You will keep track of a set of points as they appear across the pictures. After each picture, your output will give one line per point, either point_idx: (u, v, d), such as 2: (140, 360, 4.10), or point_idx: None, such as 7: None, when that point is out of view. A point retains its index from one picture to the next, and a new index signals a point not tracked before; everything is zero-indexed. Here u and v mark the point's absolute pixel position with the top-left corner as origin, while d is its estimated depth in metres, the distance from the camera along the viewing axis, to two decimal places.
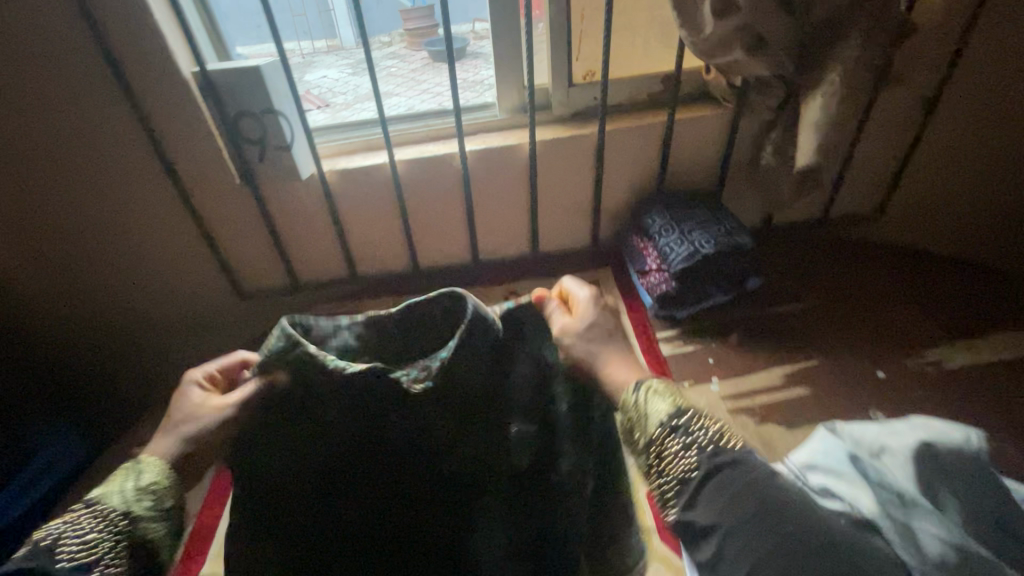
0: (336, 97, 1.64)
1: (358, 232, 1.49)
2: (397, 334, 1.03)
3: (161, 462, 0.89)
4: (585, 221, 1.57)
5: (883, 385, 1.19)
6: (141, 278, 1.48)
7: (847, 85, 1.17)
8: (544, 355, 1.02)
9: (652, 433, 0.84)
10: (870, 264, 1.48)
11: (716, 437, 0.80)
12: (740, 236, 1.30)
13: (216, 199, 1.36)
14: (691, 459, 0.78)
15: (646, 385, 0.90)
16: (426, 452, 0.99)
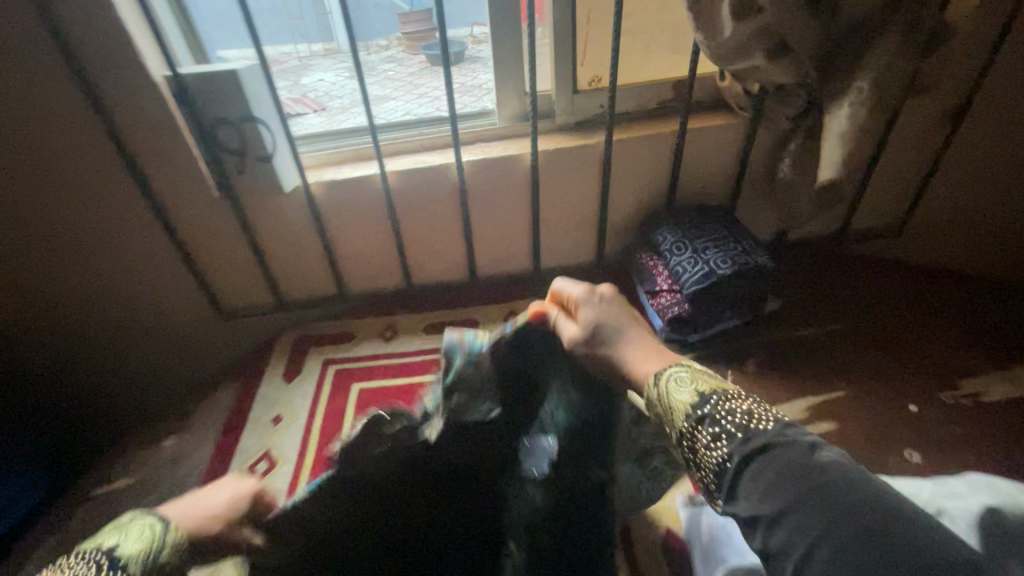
0: (332, 101, 1.55)
1: (347, 248, 1.39)
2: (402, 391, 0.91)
3: (179, 528, 0.75)
4: (590, 237, 1.47)
5: (916, 420, 1.10)
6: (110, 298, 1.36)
7: (877, 94, 1.08)
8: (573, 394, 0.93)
9: (679, 427, 0.74)
10: (891, 285, 1.39)
11: (745, 419, 0.69)
12: (757, 256, 1.21)
13: (192, 214, 1.26)
14: (722, 447, 0.68)
15: (666, 373, 0.80)
16: (470, 467, 0.93)
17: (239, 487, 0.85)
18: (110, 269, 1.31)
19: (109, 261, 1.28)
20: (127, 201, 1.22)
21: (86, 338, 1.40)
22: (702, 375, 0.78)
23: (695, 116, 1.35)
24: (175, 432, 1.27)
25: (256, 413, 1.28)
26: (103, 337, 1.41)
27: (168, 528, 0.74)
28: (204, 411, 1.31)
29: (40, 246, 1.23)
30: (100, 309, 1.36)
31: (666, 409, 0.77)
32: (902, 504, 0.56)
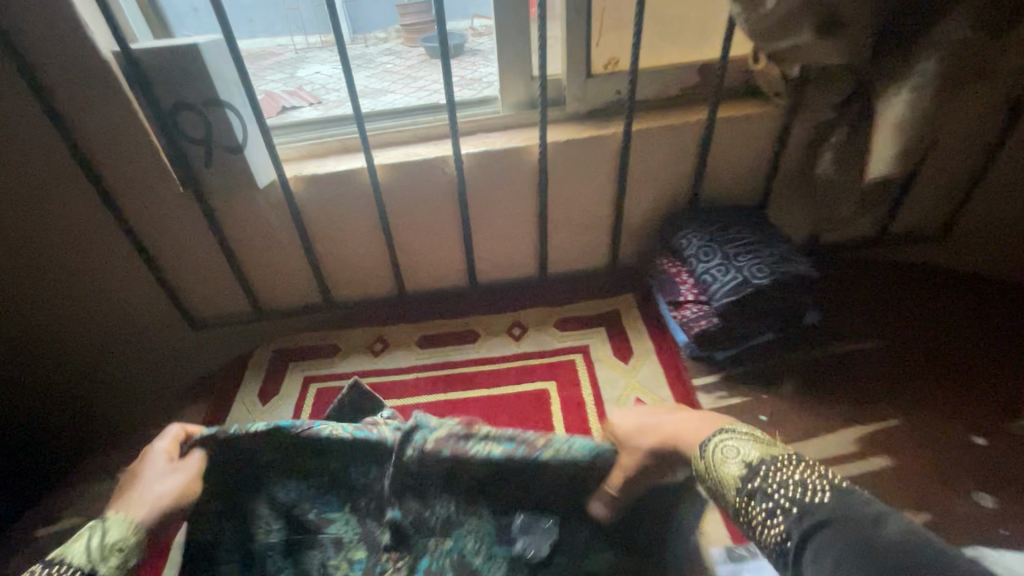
0: (329, 93, 1.33)
1: (332, 252, 1.24)
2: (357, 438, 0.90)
3: (129, 517, 0.75)
4: (604, 240, 1.32)
5: (984, 456, 0.95)
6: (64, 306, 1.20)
7: (943, 76, 0.93)
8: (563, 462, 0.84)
9: (732, 501, 0.64)
10: (940, 297, 1.25)
11: (799, 488, 0.59)
12: (798, 262, 1.07)
13: (156, 214, 1.11)
14: (779, 523, 0.58)
15: (717, 438, 0.70)
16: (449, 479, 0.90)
17: (158, 457, 0.85)
18: (63, 277, 1.15)
19: (63, 267, 1.14)
20: (80, 199, 1.06)
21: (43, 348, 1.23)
22: (760, 439, 0.68)
23: (724, 104, 1.20)
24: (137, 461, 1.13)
25: None
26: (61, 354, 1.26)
27: (120, 520, 0.74)
28: None
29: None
30: (56, 321, 1.21)
31: (717, 480, 0.67)
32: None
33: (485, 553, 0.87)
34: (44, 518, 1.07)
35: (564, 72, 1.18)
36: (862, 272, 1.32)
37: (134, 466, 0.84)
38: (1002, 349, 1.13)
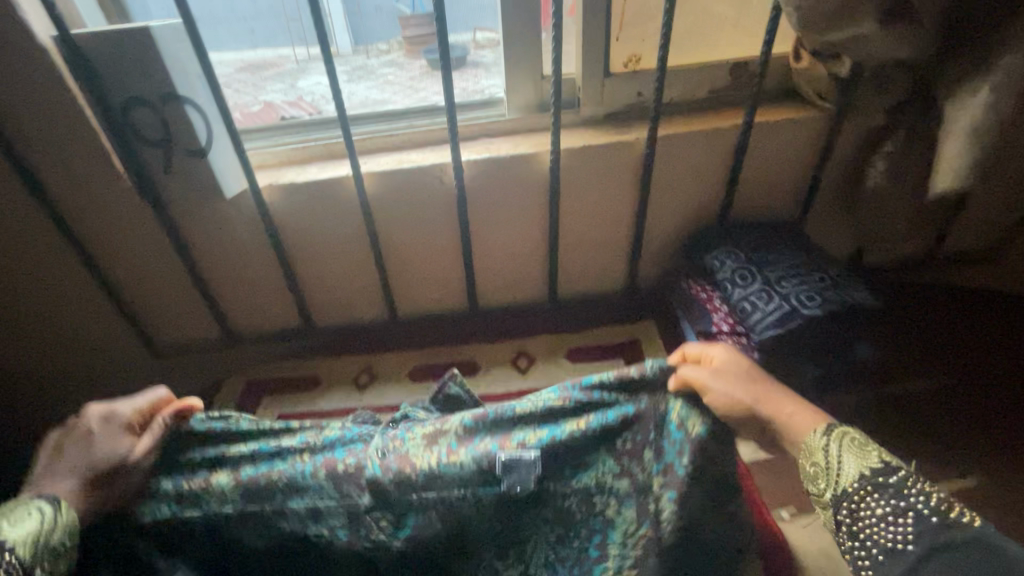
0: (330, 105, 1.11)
1: (314, 272, 1.09)
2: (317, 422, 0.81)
3: (77, 518, 0.65)
4: (621, 260, 1.17)
5: None
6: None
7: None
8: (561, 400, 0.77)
9: (845, 492, 0.61)
10: (992, 330, 1.15)
11: (939, 508, 0.55)
12: (853, 291, 0.91)
13: (111, 228, 0.96)
14: (903, 528, 0.56)
15: (843, 432, 0.65)
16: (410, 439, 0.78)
17: (120, 435, 0.72)
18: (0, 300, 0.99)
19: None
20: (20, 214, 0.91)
21: None
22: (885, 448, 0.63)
23: (762, 108, 1.05)
24: None
25: None
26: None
27: (72, 515, 0.64)
28: None
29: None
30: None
31: (829, 463, 0.63)
32: None
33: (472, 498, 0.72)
34: None
35: (579, 70, 1.04)
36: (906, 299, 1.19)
37: (86, 425, 0.72)
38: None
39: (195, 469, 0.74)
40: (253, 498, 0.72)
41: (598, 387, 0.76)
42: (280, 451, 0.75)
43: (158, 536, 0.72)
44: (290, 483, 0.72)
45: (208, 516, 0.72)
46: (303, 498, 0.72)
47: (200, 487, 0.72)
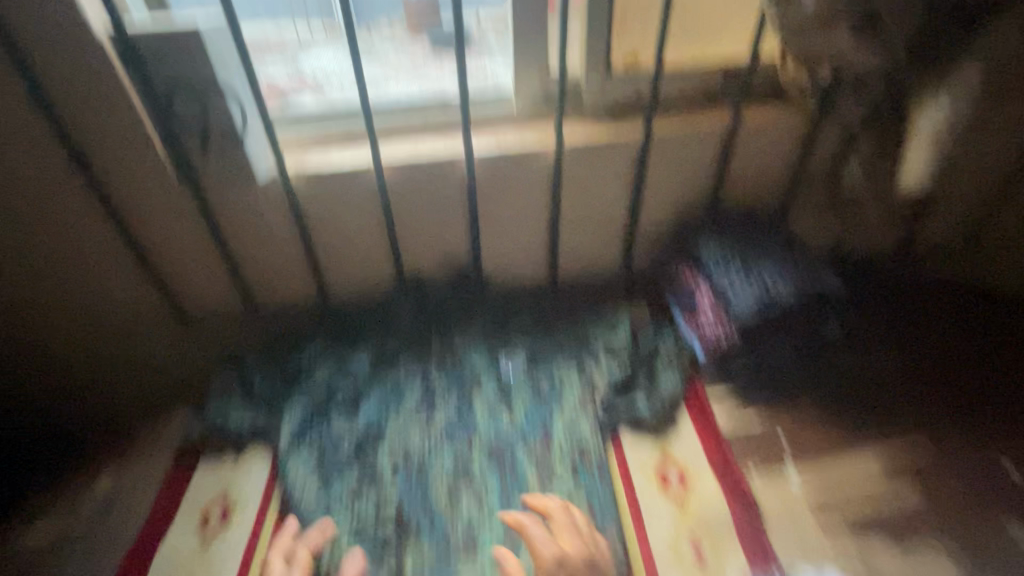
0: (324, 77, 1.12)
1: (330, 248, 1.17)
2: (397, 341, 1.16)
3: None
4: (618, 243, 1.25)
5: (1015, 490, 0.89)
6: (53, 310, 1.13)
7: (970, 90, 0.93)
8: (552, 315, 1.23)
9: None
10: (977, 315, 1.18)
11: None
12: (823, 275, 1.03)
13: (149, 200, 1.04)
14: None
15: None
16: (449, 330, 1.17)
17: None
18: (39, 260, 1.06)
19: (32, 248, 1.04)
20: (64, 183, 0.99)
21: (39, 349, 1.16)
22: None
23: (752, 106, 1.14)
24: (117, 466, 1.01)
25: (188, 495, 0.94)
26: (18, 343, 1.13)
27: None
28: (150, 445, 1.03)
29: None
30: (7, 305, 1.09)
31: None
32: None
33: (490, 368, 1.09)
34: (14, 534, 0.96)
35: (583, 67, 1.11)
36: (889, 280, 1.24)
37: None
38: None
39: (339, 352, 1.13)
40: (378, 363, 1.11)
41: (565, 308, 1.24)
42: (384, 341, 1.15)
43: (314, 384, 1.07)
44: (396, 351, 1.13)
45: (344, 376, 1.08)
46: (398, 357, 1.12)
47: (345, 359, 1.11)
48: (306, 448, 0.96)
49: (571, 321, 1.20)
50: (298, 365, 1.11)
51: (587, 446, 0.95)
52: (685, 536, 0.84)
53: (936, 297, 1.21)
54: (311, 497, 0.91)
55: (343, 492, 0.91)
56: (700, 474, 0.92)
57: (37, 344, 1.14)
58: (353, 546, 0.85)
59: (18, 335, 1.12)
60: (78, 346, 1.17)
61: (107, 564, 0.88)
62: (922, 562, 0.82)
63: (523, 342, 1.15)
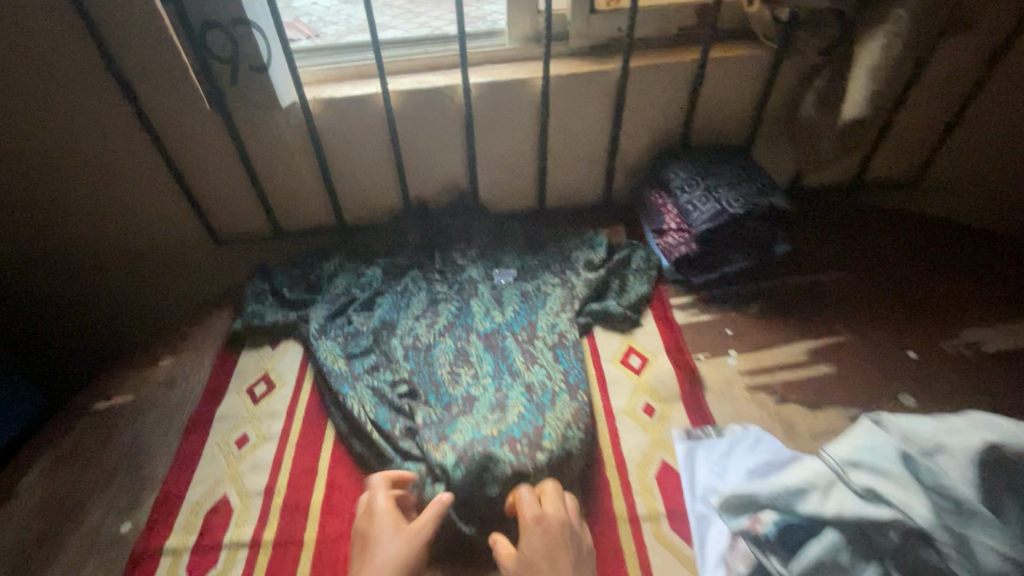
0: (328, 26, 1.33)
1: (344, 172, 1.32)
2: (405, 256, 1.33)
3: None
4: (599, 172, 1.41)
5: (914, 366, 1.09)
6: (113, 226, 1.33)
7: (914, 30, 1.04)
8: (539, 234, 1.39)
9: None
10: (910, 237, 1.35)
11: None
12: (772, 195, 1.18)
13: (187, 125, 1.19)
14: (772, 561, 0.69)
15: None
16: (448, 246, 1.35)
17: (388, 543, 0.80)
18: (96, 183, 1.25)
19: (89, 174, 1.23)
20: (116, 107, 1.14)
21: (107, 258, 1.39)
22: None
23: (720, 45, 1.26)
24: (173, 351, 1.19)
25: (239, 372, 1.14)
26: (87, 257, 1.38)
27: None
28: (199, 335, 1.21)
29: (12, 152, 1.17)
30: (72, 225, 1.31)
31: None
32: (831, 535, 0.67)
33: (484, 278, 1.27)
34: (86, 402, 1.11)
35: (568, 6, 1.23)
36: (837, 210, 1.43)
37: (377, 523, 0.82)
38: (957, 282, 1.24)
39: (355, 265, 1.31)
40: (389, 273, 1.29)
41: (552, 229, 1.41)
42: (392, 256, 1.33)
43: (335, 290, 1.25)
44: (403, 264, 1.31)
45: (360, 283, 1.27)
46: (406, 269, 1.30)
47: (361, 270, 1.30)
48: (330, 336, 1.16)
49: (555, 241, 1.36)
50: (321, 275, 1.29)
51: (565, 333, 1.13)
52: (642, 398, 1.05)
53: (878, 223, 1.38)
54: (335, 370, 1.08)
55: (363, 367, 1.10)
56: (656, 356, 1.12)
57: (102, 258, 1.39)
58: (372, 405, 1.03)
59: (85, 250, 1.36)
60: (133, 261, 1.40)
61: (173, 422, 1.06)
62: (829, 416, 1.01)
63: (514, 257, 1.33)
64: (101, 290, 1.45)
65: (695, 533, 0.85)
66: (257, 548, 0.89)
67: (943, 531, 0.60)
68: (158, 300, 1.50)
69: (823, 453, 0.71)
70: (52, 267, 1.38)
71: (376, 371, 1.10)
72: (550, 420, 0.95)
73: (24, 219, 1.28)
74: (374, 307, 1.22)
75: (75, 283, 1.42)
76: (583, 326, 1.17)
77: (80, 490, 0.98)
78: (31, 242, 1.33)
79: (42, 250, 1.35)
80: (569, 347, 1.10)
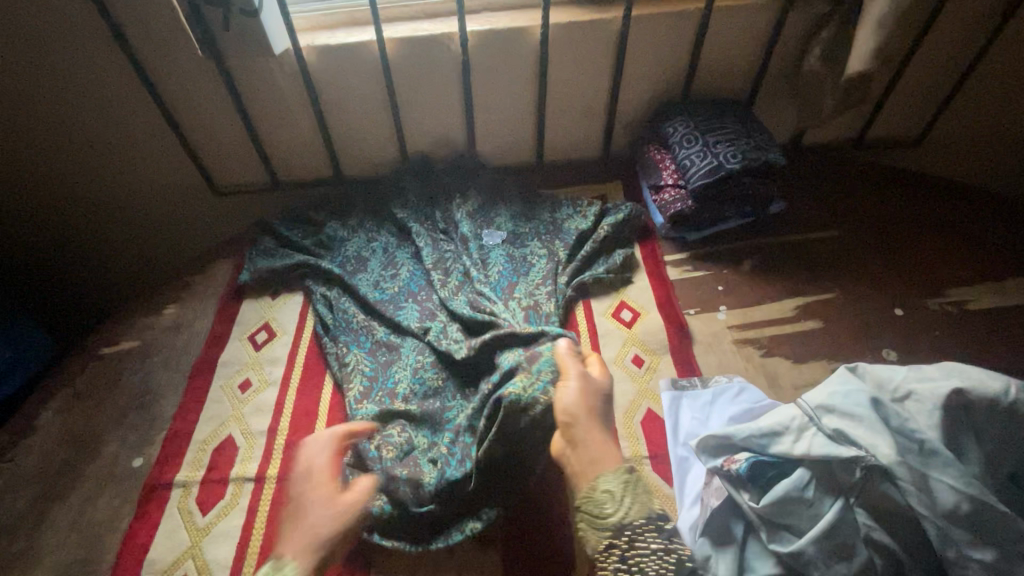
0: None
1: (340, 122, 1.31)
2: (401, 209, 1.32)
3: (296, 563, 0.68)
4: (599, 126, 1.40)
5: (899, 323, 1.11)
6: (111, 175, 1.33)
7: None
8: (537, 189, 1.39)
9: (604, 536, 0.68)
10: (908, 197, 1.34)
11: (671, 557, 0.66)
12: (771, 152, 1.18)
13: (182, 73, 1.17)
14: (742, 497, 0.73)
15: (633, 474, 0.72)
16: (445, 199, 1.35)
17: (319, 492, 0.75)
18: (93, 132, 1.25)
19: (85, 122, 1.23)
20: (108, 52, 1.12)
21: (108, 209, 1.40)
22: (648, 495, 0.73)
23: None
24: (176, 299, 1.22)
25: (241, 322, 1.17)
26: (86, 207, 1.39)
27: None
28: (202, 284, 1.24)
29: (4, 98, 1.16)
30: (72, 174, 1.32)
31: (596, 507, 0.70)
32: (810, 473, 0.70)
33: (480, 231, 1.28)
34: (93, 345, 1.15)
35: None
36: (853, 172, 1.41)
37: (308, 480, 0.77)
38: (950, 242, 1.25)
39: (352, 218, 1.31)
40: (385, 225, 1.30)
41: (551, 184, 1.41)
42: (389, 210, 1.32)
43: (332, 242, 1.26)
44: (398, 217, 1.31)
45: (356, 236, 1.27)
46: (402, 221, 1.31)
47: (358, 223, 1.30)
48: (330, 288, 1.18)
49: (548, 208, 1.31)
50: (332, 233, 1.27)
51: (546, 293, 1.13)
52: (631, 350, 1.08)
53: (876, 183, 1.38)
54: (354, 321, 1.11)
55: (380, 323, 1.12)
56: (646, 310, 1.14)
57: (105, 209, 1.40)
58: (369, 354, 1.06)
59: (89, 201, 1.38)
60: (132, 212, 1.41)
61: (180, 365, 1.10)
62: (811, 368, 1.05)
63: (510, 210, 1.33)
64: (103, 241, 1.47)
65: (676, 474, 0.91)
66: (262, 482, 0.94)
67: (904, 469, 0.64)
68: (161, 251, 1.52)
69: (798, 400, 0.75)
70: (56, 217, 1.40)
71: (395, 331, 1.11)
72: (522, 375, 0.91)
73: (25, 170, 1.29)
74: (397, 268, 1.20)
75: (78, 234, 1.44)
76: (568, 298, 1.15)
77: (94, 426, 1.03)
78: (35, 195, 1.34)
79: (45, 201, 1.36)
80: (545, 318, 1.09)
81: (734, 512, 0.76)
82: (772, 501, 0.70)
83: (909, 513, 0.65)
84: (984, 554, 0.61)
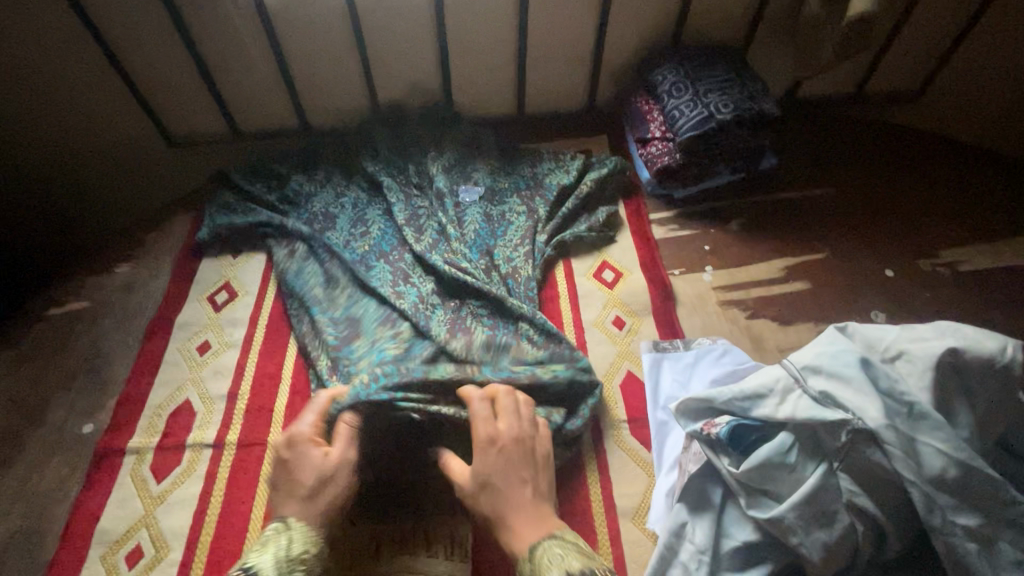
0: None
1: (303, 65, 1.21)
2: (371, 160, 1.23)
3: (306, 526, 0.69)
4: (584, 75, 1.30)
5: (889, 284, 1.07)
6: (52, 124, 1.22)
7: None
8: (518, 142, 1.30)
9: None
10: (905, 155, 1.29)
11: None
12: (764, 103, 1.11)
13: (123, 5, 1.07)
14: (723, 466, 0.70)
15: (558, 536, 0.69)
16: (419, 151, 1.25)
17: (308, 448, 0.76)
18: (27, 73, 1.13)
19: (18, 61, 1.11)
20: None
21: (51, 164, 1.29)
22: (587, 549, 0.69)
23: None
24: (129, 258, 1.13)
25: (197, 282, 1.09)
26: (28, 161, 1.28)
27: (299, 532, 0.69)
28: (156, 242, 1.16)
29: None
30: (7, 121, 1.20)
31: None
32: (793, 437, 0.67)
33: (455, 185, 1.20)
34: (40, 306, 1.07)
35: None
36: (850, 127, 1.35)
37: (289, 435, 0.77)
38: (945, 202, 1.20)
39: (319, 171, 1.22)
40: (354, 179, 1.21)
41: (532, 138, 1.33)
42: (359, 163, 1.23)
43: (297, 196, 1.18)
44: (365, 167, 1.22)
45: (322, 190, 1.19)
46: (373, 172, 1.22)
47: (325, 177, 1.21)
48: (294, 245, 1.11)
49: (529, 162, 1.23)
50: (296, 190, 1.18)
51: (524, 253, 1.07)
52: (612, 312, 1.03)
53: (872, 139, 1.32)
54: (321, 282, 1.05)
55: (344, 283, 1.05)
56: (629, 271, 1.09)
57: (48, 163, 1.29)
58: (335, 316, 1.00)
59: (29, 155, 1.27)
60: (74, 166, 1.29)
61: (133, 327, 1.04)
62: (798, 331, 1.01)
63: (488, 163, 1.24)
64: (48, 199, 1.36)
65: (654, 438, 0.88)
66: (221, 449, 0.89)
67: (892, 434, 0.61)
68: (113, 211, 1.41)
69: (785, 360, 0.70)
70: None
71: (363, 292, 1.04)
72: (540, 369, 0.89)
73: None
74: (368, 226, 1.13)
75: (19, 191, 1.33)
76: (548, 258, 1.09)
77: (40, 392, 0.97)
78: None
79: None
80: (522, 282, 1.03)
81: (712, 477, 0.73)
82: (752, 466, 0.67)
83: (895, 479, 0.61)
84: (968, 520, 0.59)
